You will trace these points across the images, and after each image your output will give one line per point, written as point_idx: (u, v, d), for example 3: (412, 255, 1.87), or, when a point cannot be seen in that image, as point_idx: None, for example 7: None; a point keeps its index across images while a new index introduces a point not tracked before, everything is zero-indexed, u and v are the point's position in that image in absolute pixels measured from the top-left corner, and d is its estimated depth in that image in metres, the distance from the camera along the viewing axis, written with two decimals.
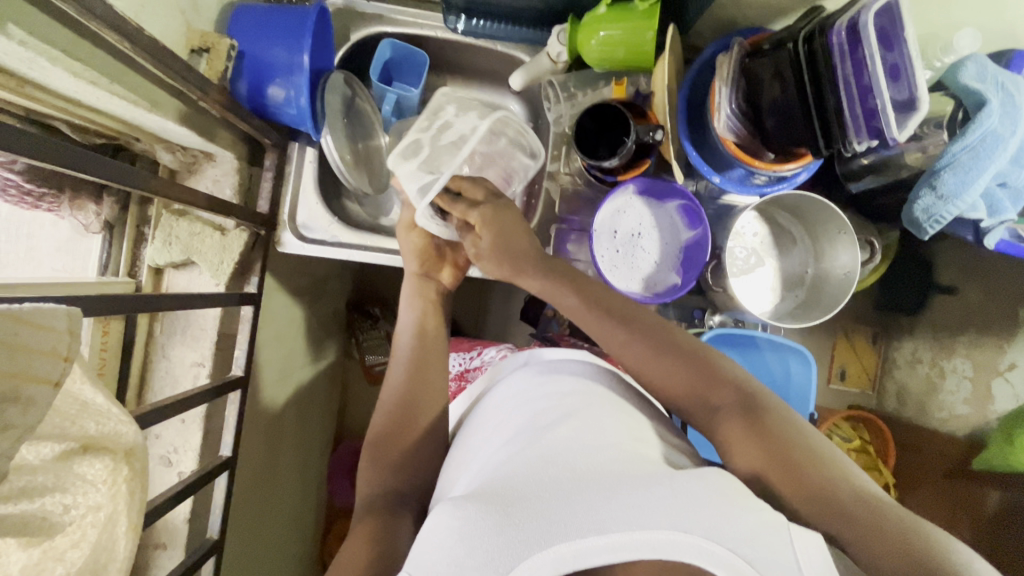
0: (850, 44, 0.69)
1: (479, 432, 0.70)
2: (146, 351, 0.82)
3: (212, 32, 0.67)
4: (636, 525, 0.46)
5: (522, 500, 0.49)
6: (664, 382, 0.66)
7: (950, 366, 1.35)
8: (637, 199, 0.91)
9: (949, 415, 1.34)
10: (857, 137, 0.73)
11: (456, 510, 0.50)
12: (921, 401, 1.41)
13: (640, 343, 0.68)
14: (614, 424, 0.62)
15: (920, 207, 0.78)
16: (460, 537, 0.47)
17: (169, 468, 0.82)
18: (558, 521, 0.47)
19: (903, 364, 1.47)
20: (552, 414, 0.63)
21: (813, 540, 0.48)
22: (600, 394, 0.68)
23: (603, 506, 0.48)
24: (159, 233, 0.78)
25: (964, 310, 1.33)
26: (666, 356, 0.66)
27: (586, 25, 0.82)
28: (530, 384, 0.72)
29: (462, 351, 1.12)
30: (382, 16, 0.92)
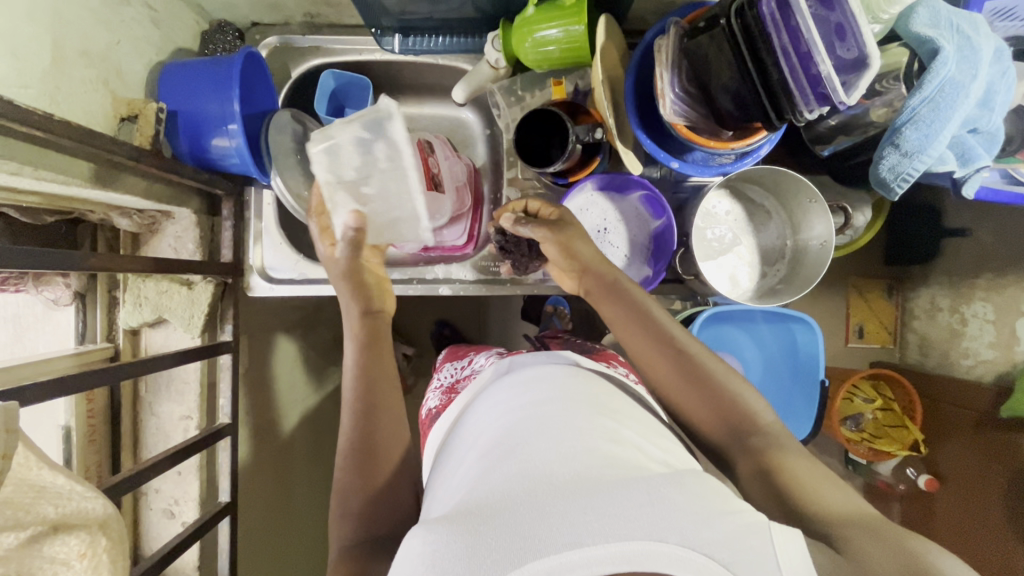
0: (781, 12, 0.67)
1: (459, 446, 0.67)
2: (135, 410, 0.84)
3: (137, 99, 0.68)
4: (612, 536, 0.43)
5: (497, 515, 0.46)
6: (684, 402, 0.70)
7: (971, 312, 1.28)
8: (599, 196, 0.89)
9: (975, 362, 1.28)
10: (806, 106, 0.70)
11: (428, 533, 0.46)
12: (946, 350, 1.36)
13: (667, 364, 0.72)
14: (590, 423, 0.58)
15: (886, 166, 0.74)
16: (430, 562, 0.42)
17: (173, 520, 0.85)
18: (533, 538, 0.43)
19: (924, 315, 1.43)
20: (528, 419, 0.60)
21: (791, 534, 0.46)
22: (578, 397, 0.64)
23: (578, 519, 0.44)
24: (129, 296, 0.80)
25: (980, 251, 1.25)
26: (687, 377, 0.71)
27: (517, 28, 0.80)
28: (509, 392, 0.69)
29: (456, 361, 1.11)
30: (318, 48, 0.91)
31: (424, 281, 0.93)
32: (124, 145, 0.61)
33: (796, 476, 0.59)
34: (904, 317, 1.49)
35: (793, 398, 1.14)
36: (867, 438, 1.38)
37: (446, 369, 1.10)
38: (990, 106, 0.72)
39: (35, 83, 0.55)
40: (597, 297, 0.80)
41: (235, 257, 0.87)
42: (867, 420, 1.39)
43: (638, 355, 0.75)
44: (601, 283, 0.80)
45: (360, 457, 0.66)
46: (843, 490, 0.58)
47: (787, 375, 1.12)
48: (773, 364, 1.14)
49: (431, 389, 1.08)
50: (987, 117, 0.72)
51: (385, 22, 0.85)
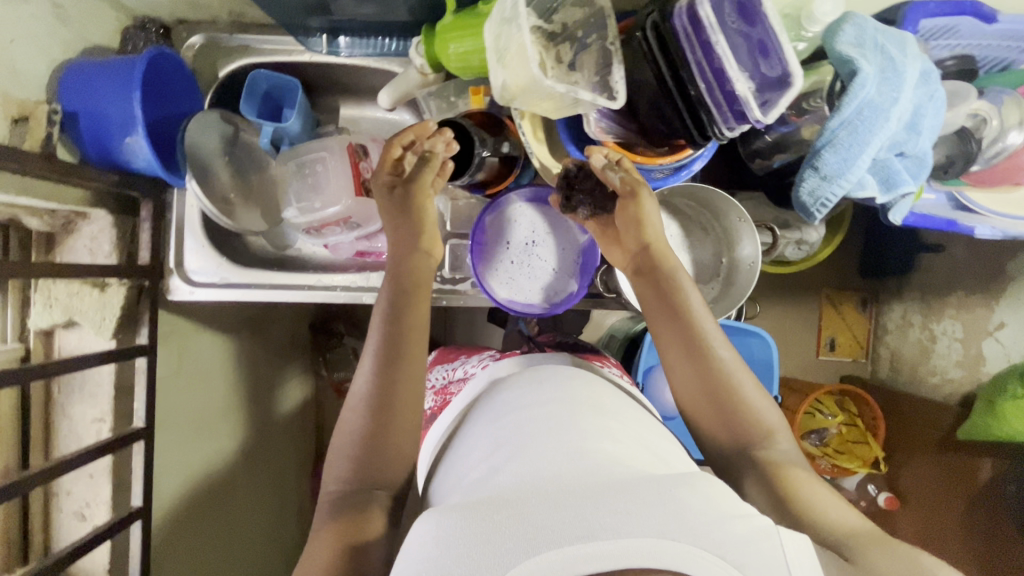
0: (693, 28, 0.63)
1: (468, 448, 0.68)
2: (48, 411, 0.84)
3: (29, 100, 0.67)
4: (623, 531, 0.44)
5: (510, 508, 0.47)
6: (697, 408, 0.71)
7: (939, 329, 1.30)
8: (528, 208, 0.88)
9: (943, 380, 1.28)
10: (725, 123, 0.67)
11: (440, 518, 0.48)
12: (914, 366, 1.35)
13: (693, 371, 0.71)
14: (594, 432, 0.62)
15: (806, 190, 0.71)
16: (444, 544, 0.45)
17: (83, 523, 0.84)
18: (547, 524, 0.45)
19: (896, 330, 1.40)
20: (540, 427, 0.63)
21: (799, 541, 0.48)
22: (580, 405, 0.67)
23: (591, 512, 0.46)
24: (39, 297, 0.79)
25: (952, 269, 1.27)
26: (703, 381, 0.70)
27: (437, 36, 0.78)
28: (520, 398, 0.71)
29: (445, 363, 1.06)
30: (247, 47, 0.89)
31: (351, 287, 0.92)
32: (2, 149, 0.59)
33: (795, 484, 0.64)
34: (876, 332, 1.46)
35: None
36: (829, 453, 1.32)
37: (438, 369, 1.05)
38: (916, 130, 0.70)
39: None
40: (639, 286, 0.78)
41: (153, 259, 0.86)
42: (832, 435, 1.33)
43: (666, 352, 0.74)
44: (655, 281, 0.76)
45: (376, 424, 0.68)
46: (838, 504, 0.62)
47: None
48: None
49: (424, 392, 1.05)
50: (913, 141, 0.70)
51: (312, 22, 0.83)
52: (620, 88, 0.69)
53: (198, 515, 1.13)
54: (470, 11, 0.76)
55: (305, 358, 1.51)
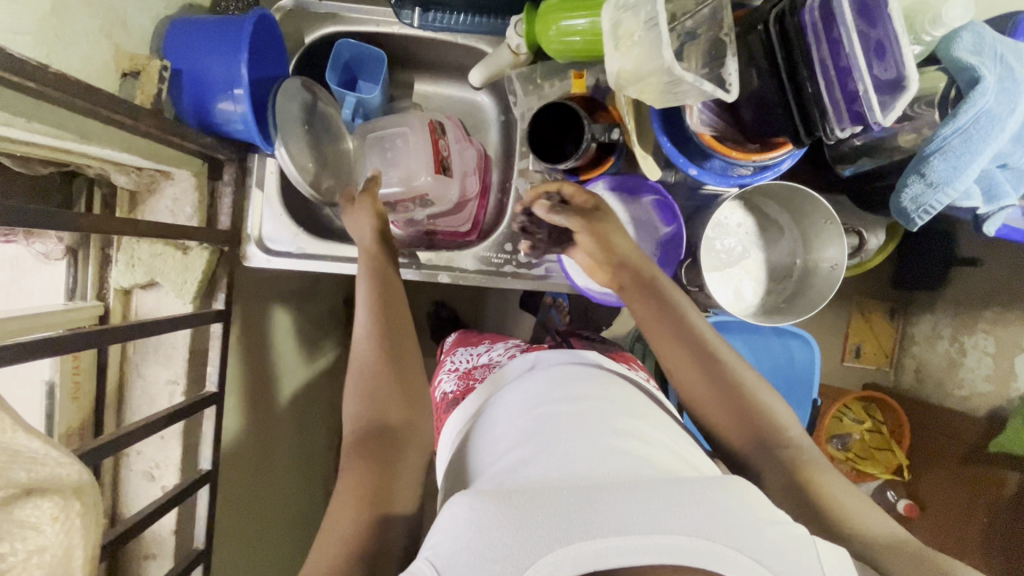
0: (824, 23, 0.63)
1: (487, 441, 0.67)
2: (121, 370, 0.83)
3: (141, 54, 0.66)
4: (655, 527, 0.43)
5: (543, 497, 0.46)
6: (709, 410, 0.68)
7: (971, 342, 1.25)
8: (610, 196, 0.87)
9: (970, 394, 1.25)
10: (839, 123, 0.66)
11: (473, 501, 0.46)
12: (942, 378, 1.33)
13: (701, 377, 0.69)
14: (617, 429, 0.60)
15: (908, 195, 0.72)
16: (478, 529, 0.43)
17: (153, 483, 0.85)
18: (581, 517, 0.43)
19: (923, 341, 1.38)
20: (564, 422, 0.60)
21: (839, 554, 0.47)
22: (606, 402, 0.65)
23: (625, 506, 0.44)
24: (122, 255, 0.78)
25: (988, 284, 1.22)
26: (719, 400, 0.67)
27: (542, 14, 0.77)
28: (541, 392, 0.69)
29: (468, 346, 1.04)
30: (335, 15, 0.88)
31: (425, 265, 0.91)
32: (122, 104, 0.58)
33: (820, 483, 0.62)
34: (903, 341, 1.44)
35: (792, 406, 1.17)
36: (853, 458, 1.37)
37: (459, 351, 1.04)
38: None
39: (31, 30, 0.51)
40: (631, 295, 0.75)
41: (233, 225, 0.85)
42: (854, 440, 1.38)
43: (671, 359, 0.71)
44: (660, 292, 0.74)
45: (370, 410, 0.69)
46: (865, 502, 0.62)
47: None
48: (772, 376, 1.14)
49: (442, 371, 1.02)
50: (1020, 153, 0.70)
51: None
52: (734, 80, 0.68)
53: (250, 482, 1.14)
54: None
55: (339, 332, 1.51)
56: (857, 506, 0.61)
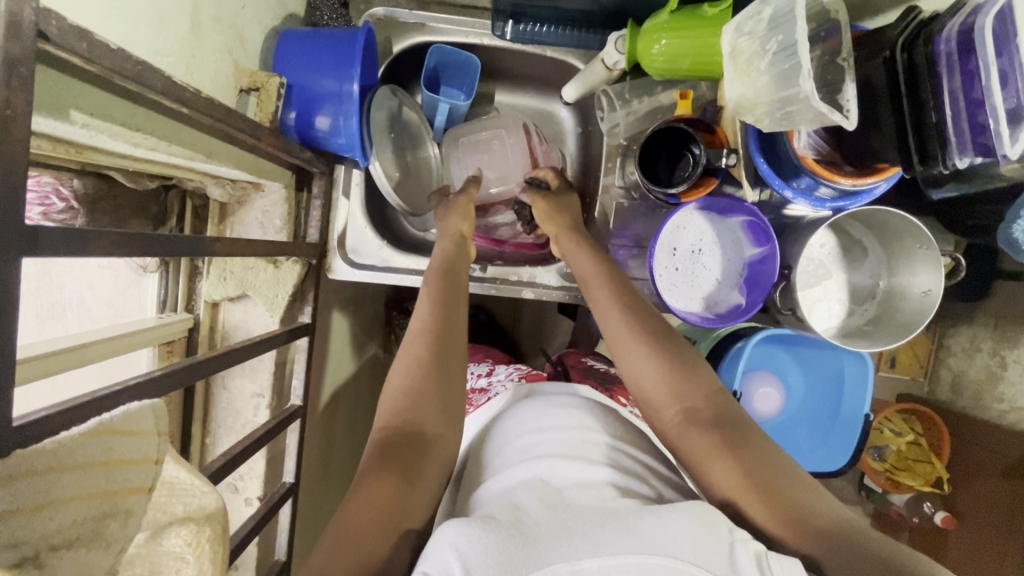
0: (960, 53, 0.61)
1: (474, 463, 0.69)
2: (207, 382, 0.83)
3: (260, 71, 0.64)
4: (630, 548, 0.45)
5: (526, 523, 0.48)
6: (656, 397, 0.64)
7: (1013, 357, 1.09)
8: (698, 216, 0.86)
9: (1009, 409, 1.09)
10: (959, 153, 0.64)
11: (459, 525, 0.48)
12: (978, 391, 1.17)
13: (647, 361, 0.65)
14: (598, 450, 0.62)
15: (1020, 228, 0.72)
16: (460, 552, 0.44)
17: (236, 495, 0.85)
18: (560, 545, 0.46)
19: (961, 353, 1.21)
20: (545, 442, 0.62)
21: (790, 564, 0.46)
22: (591, 423, 0.67)
23: (601, 532, 0.47)
24: (214, 269, 0.78)
25: None
26: (675, 377, 0.64)
27: (645, 33, 0.75)
28: (527, 413, 0.71)
29: (475, 366, 1.06)
30: (424, 25, 0.86)
31: (506, 281, 0.90)
32: (250, 123, 0.57)
33: (764, 463, 0.55)
34: (939, 351, 1.27)
35: (835, 440, 1.08)
36: (887, 468, 1.26)
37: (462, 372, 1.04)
38: None
39: (171, 51, 0.51)
40: (593, 285, 0.74)
41: (321, 238, 0.84)
42: (890, 452, 1.27)
43: (617, 344, 0.69)
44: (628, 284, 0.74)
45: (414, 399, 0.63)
46: (823, 492, 0.53)
47: (823, 418, 1.08)
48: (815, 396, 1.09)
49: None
50: None
51: (504, 6, 0.80)
52: (853, 106, 0.66)
53: (312, 490, 1.13)
54: (692, 11, 0.73)
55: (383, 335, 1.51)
56: (810, 492, 0.52)
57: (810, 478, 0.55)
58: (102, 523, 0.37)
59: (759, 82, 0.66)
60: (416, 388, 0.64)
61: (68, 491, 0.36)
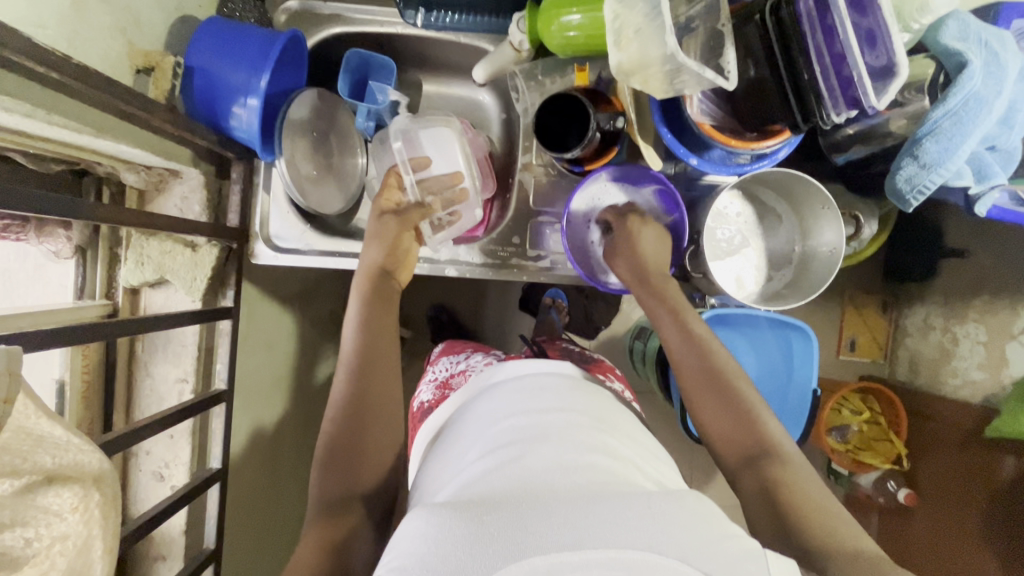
0: (818, 12, 0.66)
1: (455, 449, 0.70)
2: (131, 369, 0.83)
3: (155, 51, 0.69)
4: (608, 542, 0.44)
5: (499, 508, 0.48)
6: (696, 398, 0.72)
7: (962, 331, 1.12)
8: (614, 188, 0.88)
9: (964, 383, 1.10)
10: (834, 107, 0.69)
11: (430, 517, 0.48)
12: (935, 367, 1.18)
13: (694, 369, 0.73)
14: (585, 439, 0.62)
15: (903, 177, 0.74)
16: (431, 544, 0.45)
17: (161, 483, 0.84)
18: (533, 531, 0.45)
19: (917, 332, 1.24)
20: (530, 431, 0.63)
21: (786, 564, 0.49)
22: (574, 411, 0.68)
23: (578, 518, 0.46)
24: (131, 254, 0.79)
25: (976, 276, 1.09)
26: (716, 397, 0.70)
27: (544, 12, 0.79)
28: (511, 401, 0.72)
29: (451, 355, 1.06)
30: (339, 16, 0.90)
31: (432, 260, 0.92)
32: (137, 96, 0.59)
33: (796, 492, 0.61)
34: (897, 334, 1.30)
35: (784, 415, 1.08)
36: (851, 449, 1.23)
37: (442, 361, 1.05)
38: (1011, 124, 0.71)
39: (51, 23, 0.53)
40: (657, 309, 0.78)
41: (242, 222, 0.86)
42: (853, 432, 1.23)
43: (673, 346, 0.76)
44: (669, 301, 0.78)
45: (345, 439, 0.69)
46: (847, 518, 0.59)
47: (774, 397, 1.07)
48: (765, 377, 1.07)
49: (425, 380, 1.04)
50: (1007, 135, 0.71)
51: None
52: (732, 68, 0.70)
53: (259, 488, 1.11)
54: None
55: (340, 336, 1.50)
56: (829, 515, 0.58)
57: (831, 505, 0.60)
58: None
59: (637, 48, 0.70)
60: (348, 436, 0.69)
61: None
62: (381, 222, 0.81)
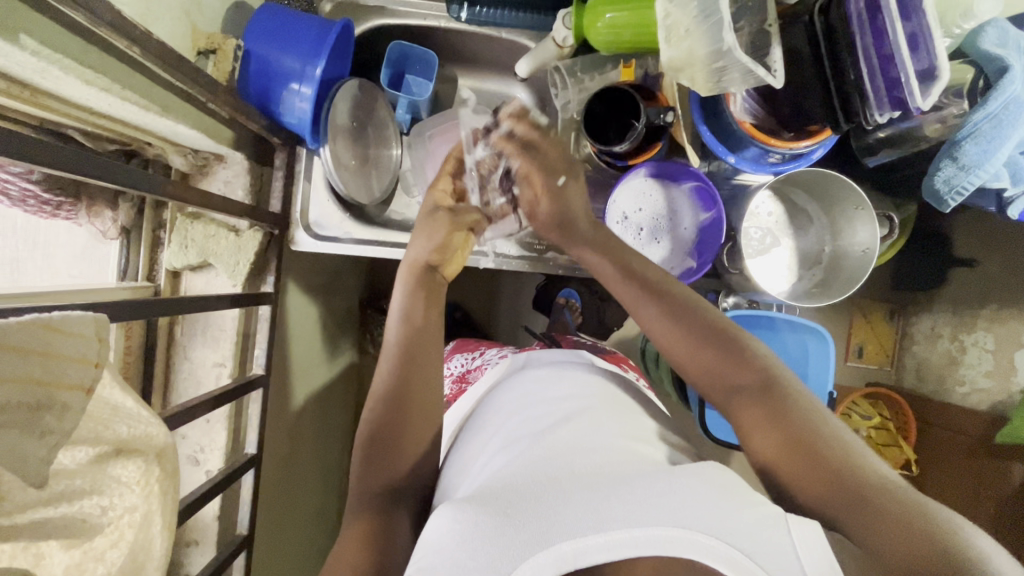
0: (868, 13, 0.68)
1: (474, 440, 0.70)
2: (168, 353, 0.83)
3: (217, 33, 0.71)
4: (635, 522, 0.44)
5: (524, 500, 0.47)
6: (672, 347, 0.68)
7: (970, 339, 1.11)
8: (650, 184, 0.88)
9: (971, 390, 1.10)
10: (879, 109, 0.70)
11: (456, 513, 0.47)
12: (941, 376, 1.17)
13: (663, 320, 0.68)
14: (608, 427, 0.62)
15: (941, 178, 0.76)
16: (460, 540, 0.44)
17: (196, 468, 0.84)
18: (558, 518, 0.45)
19: (923, 339, 1.22)
20: (549, 422, 0.64)
21: (811, 528, 0.47)
22: (591, 399, 0.69)
23: (603, 505, 0.46)
24: (175, 236, 0.79)
25: (984, 285, 1.10)
26: (694, 339, 0.66)
27: (591, 8, 0.81)
28: (526, 393, 0.72)
29: (465, 351, 1.06)
30: (384, 8, 0.91)
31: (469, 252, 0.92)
32: (203, 76, 0.59)
33: (805, 430, 0.57)
34: (904, 340, 1.27)
35: None
36: None
37: (455, 360, 1.05)
38: None
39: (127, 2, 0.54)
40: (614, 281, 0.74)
41: (283, 209, 0.86)
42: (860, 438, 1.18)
43: (635, 308, 0.71)
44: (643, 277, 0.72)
45: (386, 429, 0.68)
46: (853, 447, 0.56)
47: None
48: None
49: None
50: None
51: None
52: (779, 66, 0.71)
53: (283, 478, 1.11)
54: None
55: (357, 330, 1.49)
56: (830, 444, 0.56)
57: (835, 431, 0.58)
58: (37, 414, 0.36)
59: (689, 44, 0.71)
60: (382, 424, 0.68)
61: (3, 372, 0.34)
62: (433, 217, 0.81)
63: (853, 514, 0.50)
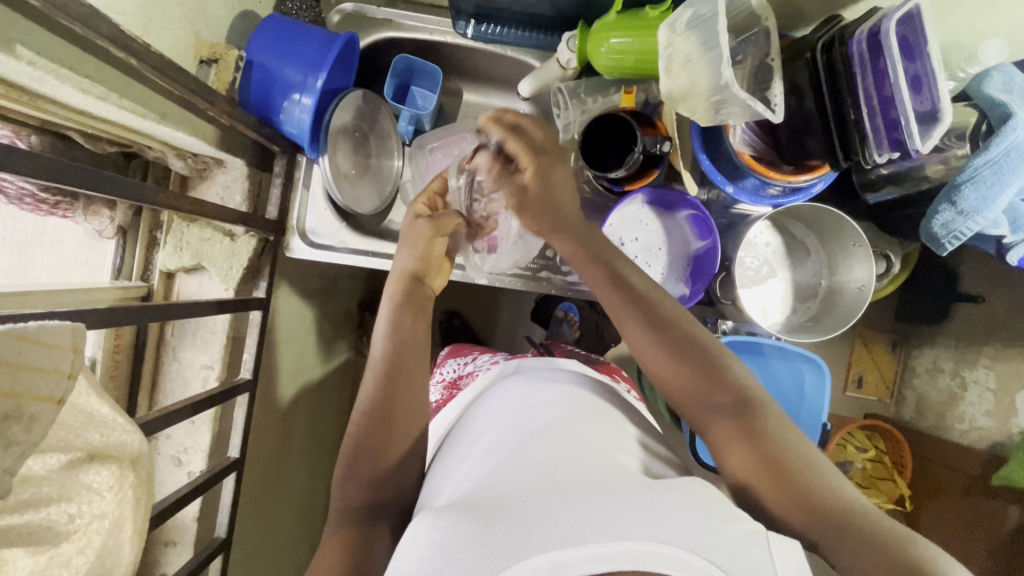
0: (871, 52, 0.68)
1: (464, 445, 0.69)
2: (159, 352, 0.84)
3: (220, 44, 0.71)
4: (615, 535, 0.43)
5: (505, 512, 0.47)
6: (654, 363, 0.66)
7: (972, 376, 1.09)
8: (647, 210, 0.88)
9: (970, 429, 1.08)
10: (878, 149, 0.70)
11: (436, 521, 0.47)
12: (942, 412, 1.15)
13: (647, 334, 0.66)
14: (594, 434, 0.62)
15: (939, 222, 0.75)
16: (438, 548, 0.44)
17: (179, 468, 0.85)
18: (535, 530, 0.44)
19: (925, 373, 1.20)
20: (537, 428, 0.63)
21: (790, 546, 0.46)
22: (574, 403, 0.68)
23: (583, 516, 0.46)
24: (171, 239, 0.80)
25: (988, 323, 1.07)
26: (676, 354, 0.65)
27: (596, 32, 0.80)
28: (519, 399, 0.71)
29: (458, 357, 1.06)
30: (391, 21, 0.92)
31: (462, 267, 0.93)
32: (203, 86, 0.60)
33: (788, 456, 0.56)
34: (904, 373, 1.25)
35: None
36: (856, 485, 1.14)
37: (450, 363, 1.05)
38: None
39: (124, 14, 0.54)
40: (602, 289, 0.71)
41: (280, 216, 0.87)
42: (856, 469, 1.16)
43: (619, 318, 0.69)
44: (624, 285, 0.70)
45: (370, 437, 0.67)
46: (835, 476, 0.55)
47: None
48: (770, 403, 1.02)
49: (432, 381, 1.04)
50: None
51: (465, 6, 0.85)
52: (779, 101, 0.70)
53: (269, 479, 1.11)
54: (634, 13, 0.79)
55: (353, 334, 1.49)
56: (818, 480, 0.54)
57: (813, 453, 0.57)
58: (4, 424, 0.36)
59: (693, 72, 0.71)
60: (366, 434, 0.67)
61: None
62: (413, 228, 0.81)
63: (833, 535, 0.50)
